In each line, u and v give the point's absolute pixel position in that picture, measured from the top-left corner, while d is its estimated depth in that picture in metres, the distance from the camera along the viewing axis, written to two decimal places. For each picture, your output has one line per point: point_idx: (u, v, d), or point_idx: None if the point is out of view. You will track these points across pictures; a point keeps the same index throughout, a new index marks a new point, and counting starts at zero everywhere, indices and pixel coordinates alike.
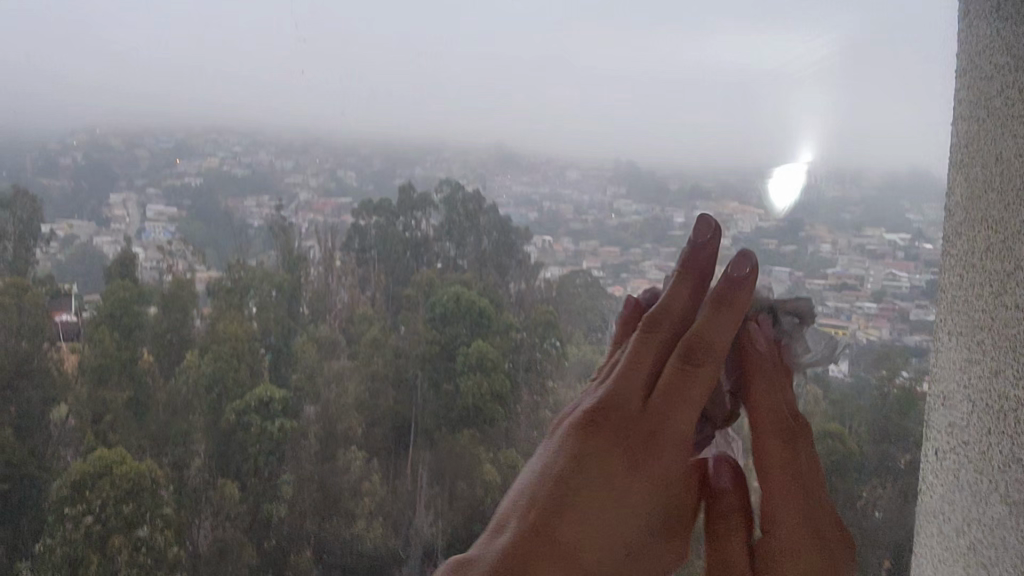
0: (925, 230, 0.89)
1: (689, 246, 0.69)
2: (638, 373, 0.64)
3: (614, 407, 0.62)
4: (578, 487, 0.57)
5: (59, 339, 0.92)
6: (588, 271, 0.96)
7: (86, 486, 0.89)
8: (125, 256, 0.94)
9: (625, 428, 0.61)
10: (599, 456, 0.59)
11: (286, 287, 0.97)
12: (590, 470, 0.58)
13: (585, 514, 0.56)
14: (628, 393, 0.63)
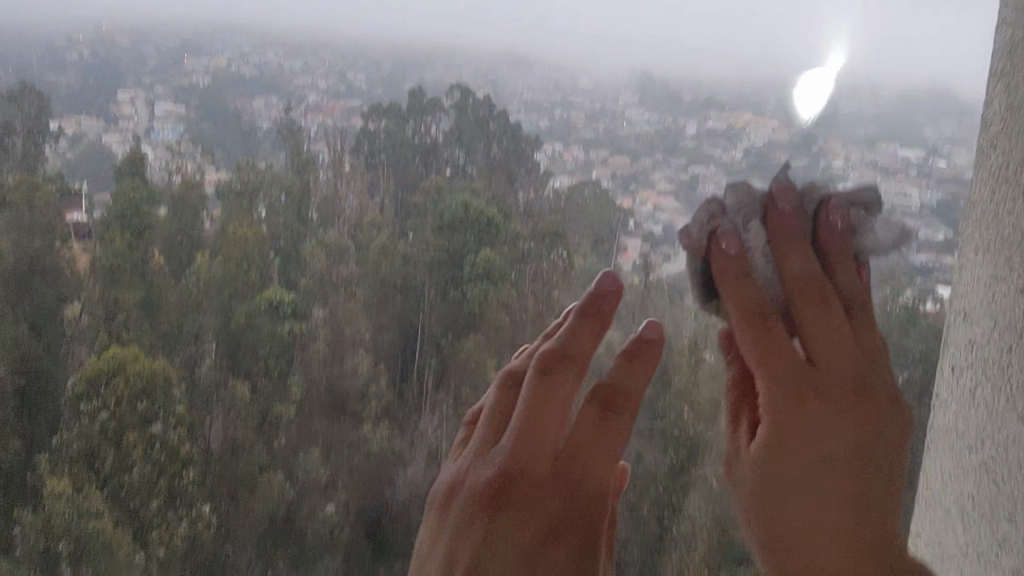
0: (941, 147, 0.96)
1: (590, 295, 0.91)
2: (528, 440, 0.87)
3: (527, 470, 0.86)
4: (507, 509, 0.84)
5: (71, 238, 0.92)
6: (598, 181, 0.97)
7: (100, 383, 0.90)
8: (135, 156, 0.93)
9: (535, 490, 0.85)
10: (524, 496, 0.84)
11: (295, 191, 0.97)
12: (513, 511, 0.83)
13: (511, 526, 0.82)
14: (533, 459, 0.86)
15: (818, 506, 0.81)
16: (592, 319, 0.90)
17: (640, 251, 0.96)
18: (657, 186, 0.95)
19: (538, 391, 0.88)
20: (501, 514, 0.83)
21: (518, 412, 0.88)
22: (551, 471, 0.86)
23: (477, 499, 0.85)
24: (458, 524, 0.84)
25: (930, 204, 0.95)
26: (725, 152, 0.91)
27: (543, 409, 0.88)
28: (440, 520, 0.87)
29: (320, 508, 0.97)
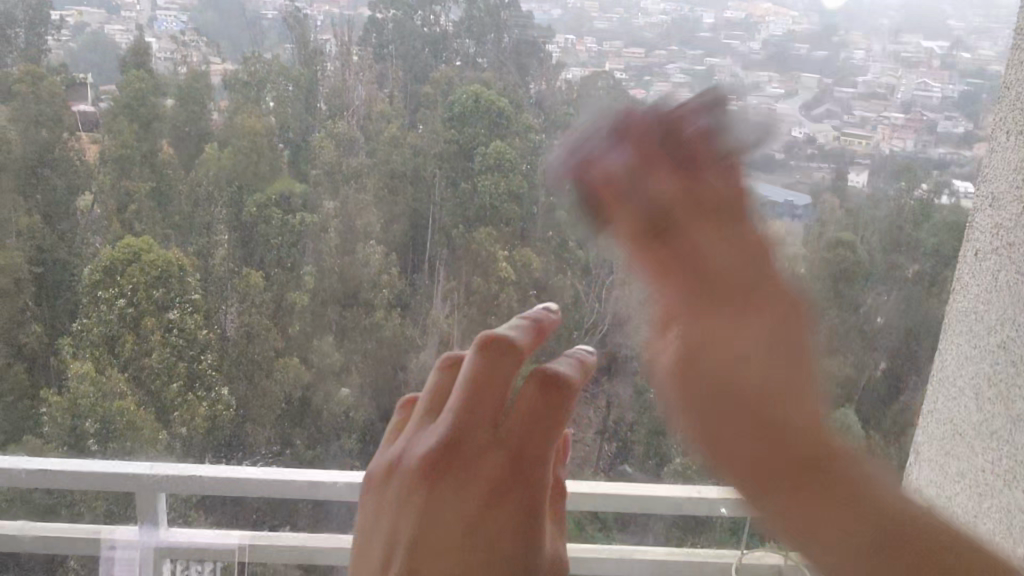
0: (966, 38, 0.97)
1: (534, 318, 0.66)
2: (478, 432, 0.58)
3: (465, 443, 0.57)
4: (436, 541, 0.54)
5: (79, 130, 0.93)
6: (609, 73, 0.90)
7: (117, 272, 0.93)
8: (139, 46, 0.96)
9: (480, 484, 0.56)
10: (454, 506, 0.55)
11: (303, 82, 0.96)
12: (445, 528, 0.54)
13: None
14: (474, 432, 0.58)
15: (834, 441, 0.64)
16: (501, 344, 0.60)
17: None
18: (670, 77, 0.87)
19: (477, 369, 0.60)
20: (448, 475, 0.56)
21: (456, 393, 0.60)
22: (500, 450, 0.57)
23: (414, 478, 0.57)
24: (392, 500, 0.57)
25: (954, 97, 0.96)
26: (743, 43, 0.92)
27: (480, 394, 0.59)
28: (377, 509, 0.58)
29: (335, 391, 0.97)
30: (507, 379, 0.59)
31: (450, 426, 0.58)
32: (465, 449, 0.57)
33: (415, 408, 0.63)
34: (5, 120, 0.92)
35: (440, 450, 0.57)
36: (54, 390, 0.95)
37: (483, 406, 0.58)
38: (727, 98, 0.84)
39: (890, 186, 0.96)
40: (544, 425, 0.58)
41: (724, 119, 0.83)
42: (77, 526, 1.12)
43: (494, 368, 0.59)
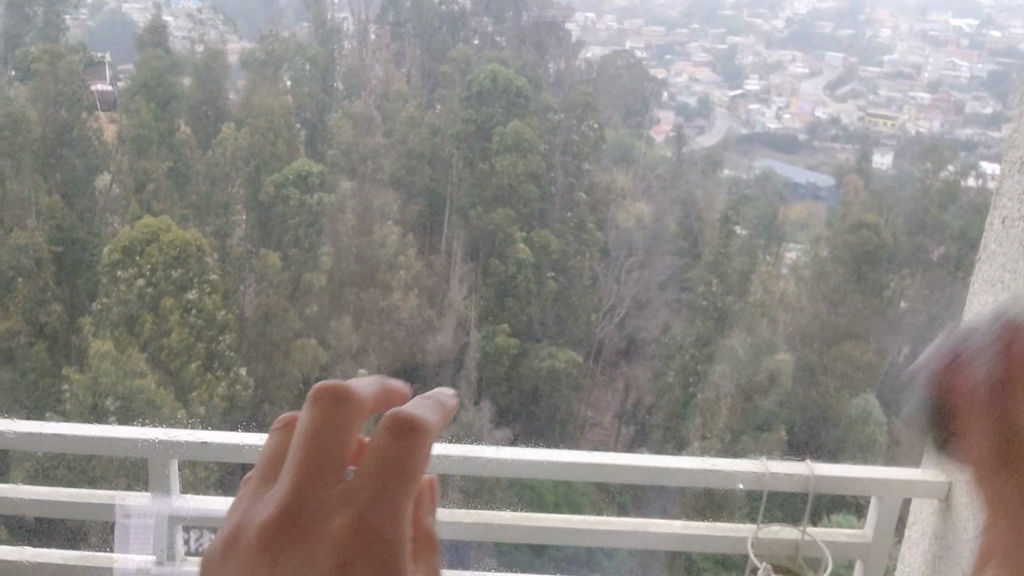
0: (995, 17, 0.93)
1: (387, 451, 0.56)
2: (327, 483, 0.56)
3: (311, 484, 0.56)
4: None
5: (97, 109, 0.93)
6: (631, 52, 0.94)
7: (136, 251, 0.94)
8: (157, 24, 0.94)
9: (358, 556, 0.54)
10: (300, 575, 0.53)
11: (320, 61, 0.95)
12: None
13: None
14: (315, 476, 0.56)
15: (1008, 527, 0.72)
16: (340, 398, 0.60)
17: (674, 122, 0.94)
18: (693, 56, 0.94)
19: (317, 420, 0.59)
20: (297, 538, 0.54)
21: (292, 448, 0.58)
22: (351, 504, 0.55)
23: (262, 534, 0.55)
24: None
25: (980, 76, 0.92)
26: (766, 22, 0.95)
27: (318, 449, 0.57)
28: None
29: (353, 371, 0.94)
30: (347, 427, 0.59)
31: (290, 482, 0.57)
32: (315, 494, 0.55)
33: (247, 482, 0.61)
34: (26, 100, 0.93)
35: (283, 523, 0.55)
36: (73, 369, 0.95)
37: (332, 472, 0.57)
38: (747, 79, 0.94)
39: (915, 167, 0.92)
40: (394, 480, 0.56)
41: (743, 100, 0.94)
42: (95, 495, 1.08)
43: (331, 415, 0.59)
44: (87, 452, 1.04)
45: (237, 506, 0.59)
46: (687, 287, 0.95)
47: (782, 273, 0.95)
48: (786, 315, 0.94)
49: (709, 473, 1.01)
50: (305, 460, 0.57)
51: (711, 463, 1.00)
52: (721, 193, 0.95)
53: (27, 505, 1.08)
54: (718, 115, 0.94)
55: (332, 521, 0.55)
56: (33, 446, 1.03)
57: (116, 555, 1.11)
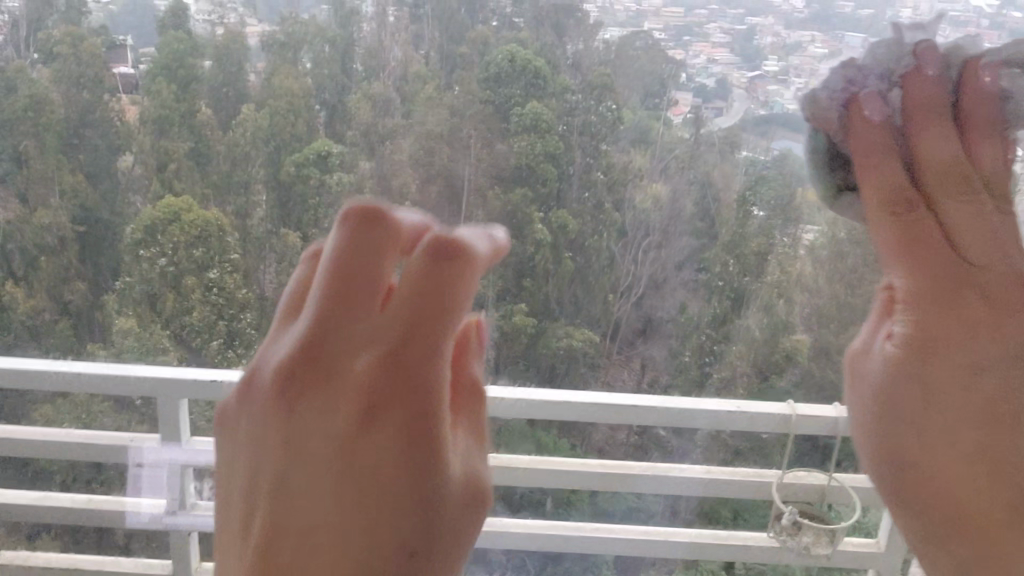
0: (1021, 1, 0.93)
1: (423, 274, 0.54)
2: (355, 319, 0.55)
3: (328, 336, 0.55)
4: (296, 433, 0.53)
5: (120, 92, 0.92)
6: (651, 33, 0.92)
7: (158, 230, 0.97)
8: (177, 8, 0.92)
9: (395, 410, 0.52)
10: (324, 421, 0.53)
11: (339, 42, 0.92)
12: (312, 411, 0.53)
13: (305, 423, 0.53)
14: (349, 332, 0.55)
15: (953, 450, 0.70)
16: (371, 213, 0.56)
17: (692, 104, 0.93)
18: (710, 37, 0.92)
19: (346, 237, 0.56)
20: (318, 381, 0.54)
21: (321, 272, 0.57)
22: (388, 342, 0.54)
23: (275, 382, 0.56)
24: (246, 430, 0.56)
25: None
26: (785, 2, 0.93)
27: (351, 266, 0.56)
28: (230, 436, 0.58)
29: None
30: (378, 249, 0.56)
31: (311, 328, 0.56)
32: (335, 348, 0.55)
33: (278, 312, 0.62)
34: (49, 82, 0.93)
35: (299, 358, 0.55)
36: (95, 339, 1.03)
37: (362, 306, 0.55)
38: (766, 60, 0.90)
39: None
40: (434, 305, 0.54)
41: (761, 81, 0.90)
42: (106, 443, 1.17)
43: (364, 234, 0.55)
44: (113, 391, 1.12)
45: (272, 333, 0.62)
46: (703, 267, 0.97)
47: (799, 254, 0.96)
48: (799, 301, 0.99)
49: (738, 416, 1.10)
50: (329, 280, 0.56)
51: (742, 409, 1.09)
52: (738, 174, 0.95)
53: (44, 448, 1.17)
54: (736, 97, 0.92)
55: (358, 362, 0.54)
56: (57, 383, 1.09)
57: (126, 502, 1.24)
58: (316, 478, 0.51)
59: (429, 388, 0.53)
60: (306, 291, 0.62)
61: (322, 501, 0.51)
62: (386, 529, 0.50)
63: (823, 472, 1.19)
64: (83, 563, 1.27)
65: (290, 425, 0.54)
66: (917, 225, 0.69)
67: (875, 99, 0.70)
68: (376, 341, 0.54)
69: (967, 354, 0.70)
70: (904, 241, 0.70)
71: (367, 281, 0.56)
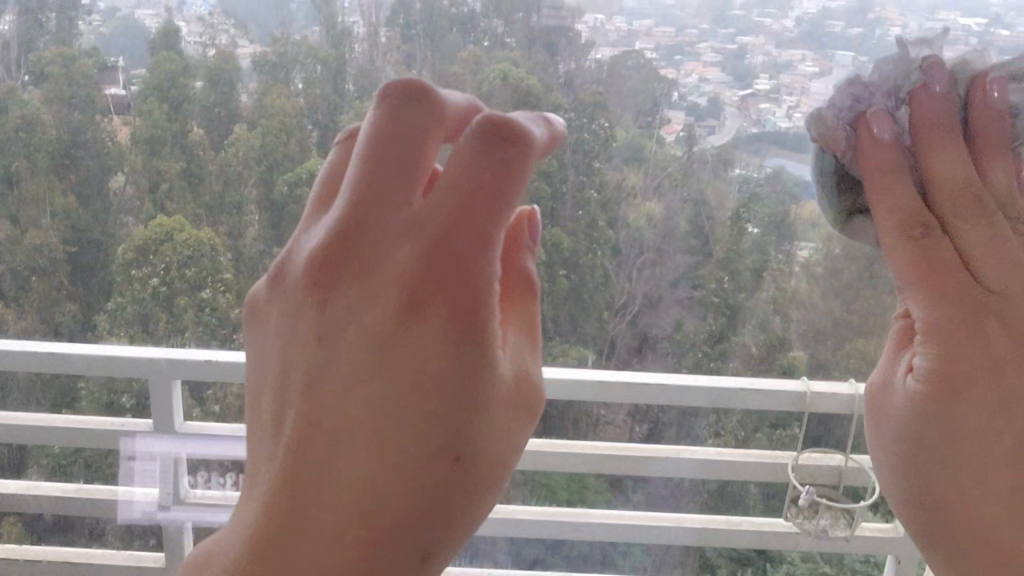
0: None
1: (466, 169, 0.56)
2: (391, 211, 0.58)
3: (367, 228, 0.58)
4: (338, 321, 0.59)
5: (110, 113, 0.92)
6: (642, 53, 0.91)
7: (150, 250, 0.95)
8: (169, 29, 0.91)
9: (434, 303, 0.56)
10: (365, 310, 0.58)
11: (331, 63, 0.91)
12: (354, 301, 0.59)
13: (346, 311, 0.59)
14: (385, 219, 0.58)
15: (976, 462, 0.73)
16: (409, 95, 0.58)
17: (685, 123, 0.92)
18: (702, 57, 0.90)
19: (383, 126, 0.58)
20: (355, 272, 0.59)
21: (356, 160, 0.59)
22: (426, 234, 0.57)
23: (314, 267, 0.60)
24: (289, 306, 0.62)
25: None
26: (776, 21, 0.91)
27: (385, 156, 0.58)
28: (270, 319, 0.65)
29: None
30: (412, 140, 0.58)
31: (345, 218, 0.59)
32: (374, 238, 0.58)
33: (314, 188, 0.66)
34: (40, 102, 0.94)
35: (334, 244, 0.59)
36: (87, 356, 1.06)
37: (399, 197, 0.58)
38: (757, 78, 0.90)
39: None
40: (478, 195, 0.55)
41: (753, 99, 0.90)
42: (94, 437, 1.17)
43: (397, 121, 0.58)
44: (106, 377, 1.11)
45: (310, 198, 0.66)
46: (698, 285, 0.97)
47: (794, 270, 0.97)
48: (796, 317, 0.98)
49: (751, 394, 1.08)
50: (363, 170, 0.58)
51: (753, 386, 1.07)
52: (731, 192, 0.94)
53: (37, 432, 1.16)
54: (729, 116, 0.91)
55: (396, 253, 0.58)
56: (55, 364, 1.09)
57: (118, 491, 1.23)
58: (356, 373, 0.58)
59: (473, 283, 0.56)
60: (340, 167, 0.65)
61: (364, 391, 0.58)
62: (427, 418, 0.57)
63: (841, 452, 1.17)
64: (83, 557, 1.29)
65: (332, 316, 0.59)
66: (939, 261, 0.71)
67: (880, 118, 0.72)
68: (412, 232, 0.58)
69: (992, 389, 0.72)
70: (927, 284, 0.72)
71: (403, 174, 0.58)
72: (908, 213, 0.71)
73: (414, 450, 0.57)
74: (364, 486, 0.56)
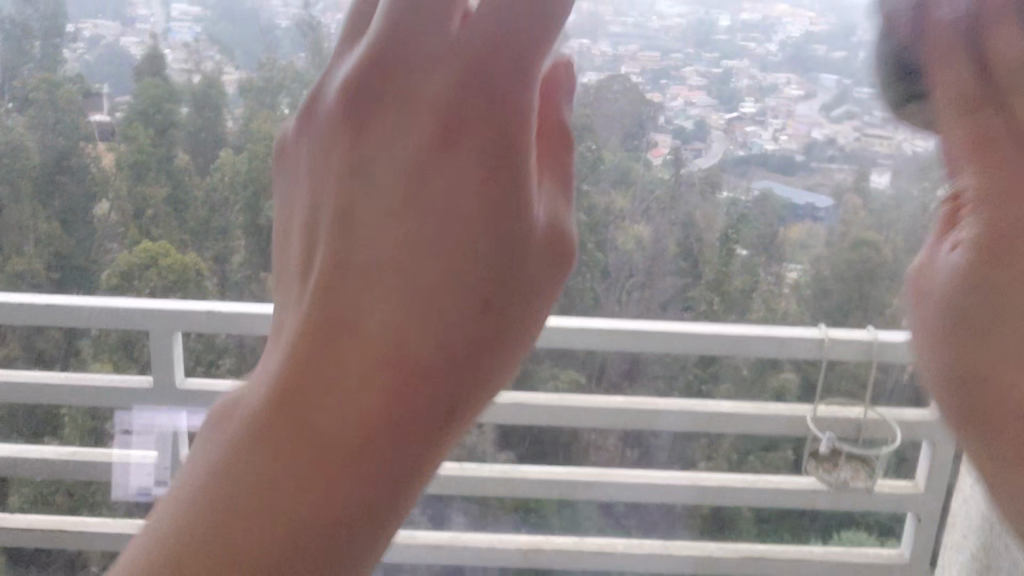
0: None
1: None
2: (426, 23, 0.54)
3: (402, 42, 0.55)
4: (367, 139, 0.56)
5: (95, 139, 0.92)
6: (628, 76, 0.84)
7: (134, 275, 1.01)
8: (154, 54, 0.90)
9: (471, 126, 0.53)
10: (395, 129, 0.56)
11: (315, 86, 0.85)
12: (384, 116, 0.56)
13: (380, 124, 0.56)
14: (418, 27, 0.55)
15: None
16: None
17: (671, 146, 0.90)
18: (688, 80, 0.85)
19: None
20: (388, 91, 0.56)
21: None
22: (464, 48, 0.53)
23: (345, 94, 0.58)
24: (321, 141, 0.60)
25: None
26: (759, 45, 0.85)
27: None
28: (296, 164, 0.63)
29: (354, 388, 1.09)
30: None
31: (378, 35, 0.56)
32: (409, 53, 0.55)
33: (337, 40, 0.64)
34: (24, 128, 0.93)
35: (367, 62, 0.57)
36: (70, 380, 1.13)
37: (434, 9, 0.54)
38: (743, 102, 0.85)
39: (912, 186, 0.87)
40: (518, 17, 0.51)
41: (739, 122, 0.86)
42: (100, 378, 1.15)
43: None
44: (101, 330, 1.12)
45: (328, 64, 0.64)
46: (689, 305, 1.05)
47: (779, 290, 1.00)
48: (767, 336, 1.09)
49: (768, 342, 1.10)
50: None
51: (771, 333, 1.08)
52: (719, 213, 0.95)
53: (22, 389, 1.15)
54: (715, 138, 0.88)
55: (432, 74, 0.55)
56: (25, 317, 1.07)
57: (113, 454, 1.23)
58: (386, 204, 0.54)
59: (515, 111, 0.53)
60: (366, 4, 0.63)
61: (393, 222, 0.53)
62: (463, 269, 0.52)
63: (862, 406, 1.24)
64: (69, 523, 1.28)
65: (363, 141, 0.56)
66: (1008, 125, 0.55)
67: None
68: (451, 52, 0.54)
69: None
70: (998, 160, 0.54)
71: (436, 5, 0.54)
72: (969, 86, 0.57)
73: (444, 299, 0.51)
74: (398, 320, 0.49)
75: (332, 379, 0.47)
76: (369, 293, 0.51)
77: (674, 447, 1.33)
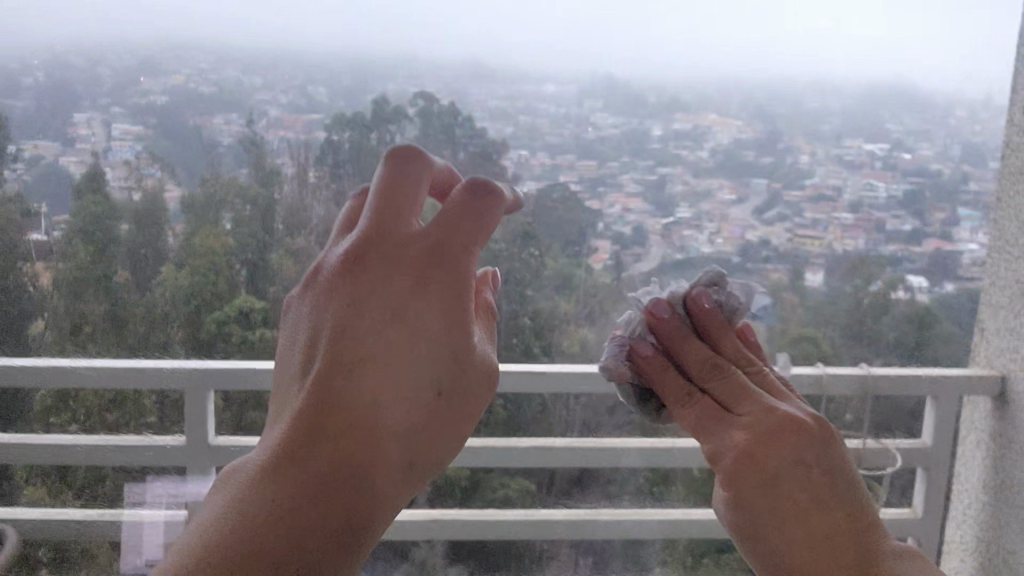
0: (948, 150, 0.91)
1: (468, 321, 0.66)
2: (416, 299, 0.64)
3: (379, 288, 0.65)
4: (331, 395, 0.62)
5: (32, 257, 0.90)
6: (566, 185, 0.88)
7: (68, 396, 0.99)
8: (94, 172, 0.87)
9: (400, 420, 0.63)
10: (346, 385, 0.62)
11: (260, 202, 0.87)
12: (342, 369, 0.63)
13: (338, 387, 0.62)
14: (395, 295, 0.64)
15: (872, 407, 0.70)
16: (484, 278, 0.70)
17: (611, 250, 0.90)
18: (626, 187, 0.88)
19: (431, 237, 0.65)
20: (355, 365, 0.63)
21: (369, 216, 0.67)
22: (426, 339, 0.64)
23: (336, 272, 0.67)
24: (320, 295, 0.68)
25: (897, 195, 0.90)
26: (692, 152, 0.88)
27: (418, 257, 0.65)
28: (299, 310, 0.70)
29: None
30: (448, 272, 0.65)
31: (362, 245, 0.66)
32: (374, 297, 0.65)
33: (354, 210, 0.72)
34: None
35: (349, 263, 0.66)
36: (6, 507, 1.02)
37: (413, 300, 0.64)
38: (679, 207, 0.88)
39: (844, 283, 0.94)
40: (458, 382, 0.65)
41: (677, 227, 0.89)
42: (69, 439, 0.99)
43: (440, 248, 0.65)
44: (35, 425, 1.00)
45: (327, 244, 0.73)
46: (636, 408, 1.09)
47: None
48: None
49: None
50: (401, 260, 0.65)
51: None
52: None
53: None
54: (654, 243, 0.89)
55: (393, 370, 0.63)
56: None
57: None
58: (335, 455, 0.60)
59: (421, 441, 0.64)
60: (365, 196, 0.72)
61: (344, 429, 0.61)
62: (389, 457, 0.62)
63: (858, 436, 1.04)
64: None
65: (345, 323, 0.65)
66: (827, 436, 0.72)
67: None
68: (410, 375, 0.63)
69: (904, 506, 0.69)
70: (827, 496, 0.69)
71: (409, 201, 0.65)
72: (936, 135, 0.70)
73: (387, 396, 0.63)
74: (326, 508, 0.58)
75: (322, 468, 0.60)
76: (366, 377, 0.63)
77: (630, 487, 1.15)
